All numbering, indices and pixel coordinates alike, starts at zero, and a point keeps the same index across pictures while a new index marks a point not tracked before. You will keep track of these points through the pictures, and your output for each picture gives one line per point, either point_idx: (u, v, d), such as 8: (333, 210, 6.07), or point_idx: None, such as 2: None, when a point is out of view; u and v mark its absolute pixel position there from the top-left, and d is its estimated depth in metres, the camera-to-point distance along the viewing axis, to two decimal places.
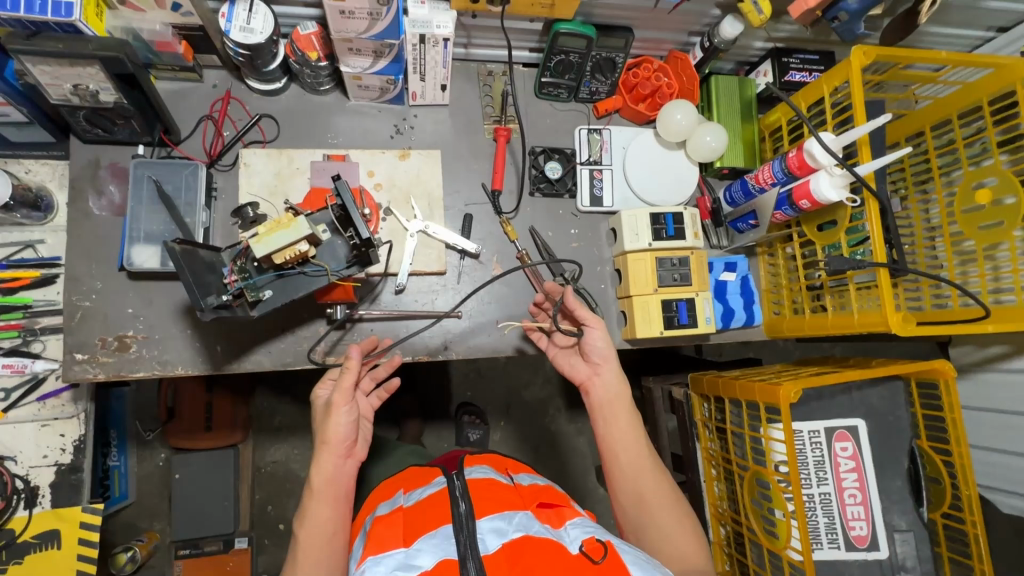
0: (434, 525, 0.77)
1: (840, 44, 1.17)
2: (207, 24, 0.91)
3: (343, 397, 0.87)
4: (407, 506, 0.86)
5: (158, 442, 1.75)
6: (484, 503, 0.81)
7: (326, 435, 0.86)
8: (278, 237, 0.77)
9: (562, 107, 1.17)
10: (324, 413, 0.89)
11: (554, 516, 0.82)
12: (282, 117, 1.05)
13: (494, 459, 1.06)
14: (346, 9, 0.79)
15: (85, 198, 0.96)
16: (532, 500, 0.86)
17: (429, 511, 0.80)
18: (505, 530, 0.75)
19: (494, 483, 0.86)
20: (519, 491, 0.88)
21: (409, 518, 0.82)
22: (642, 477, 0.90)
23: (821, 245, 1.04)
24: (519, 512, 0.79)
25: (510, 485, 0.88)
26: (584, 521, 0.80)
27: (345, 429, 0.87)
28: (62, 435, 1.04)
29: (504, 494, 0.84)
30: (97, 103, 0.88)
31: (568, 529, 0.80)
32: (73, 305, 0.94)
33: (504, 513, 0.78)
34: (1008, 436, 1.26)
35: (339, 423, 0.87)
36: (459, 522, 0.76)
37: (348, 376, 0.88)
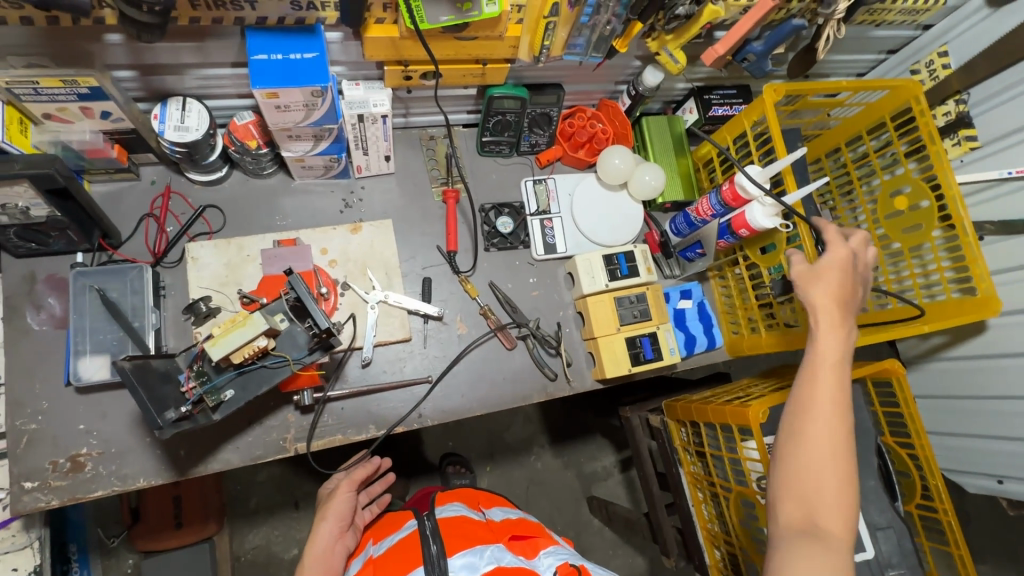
0: (405, 570, 0.82)
1: (754, 78, 1.26)
2: (139, 126, 0.90)
3: (349, 484, 1.05)
4: (378, 556, 0.89)
5: (123, 548, 1.64)
6: (454, 540, 0.86)
7: (326, 512, 1.00)
8: (234, 337, 0.76)
9: (506, 161, 1.21)
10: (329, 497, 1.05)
11: (527, 547, 0.89)
12: (227, 206, 1.04)
13: (466, 492, 1.10)
14: (281, 104, 0.80)
15: (23, 314, 0.92)
16: (502, 534, 0.92)
17: (399, 555, 0.84)
18: (476, 565, 0.82)
19: (464, 521, 0.91)
20: (488, 525, 0.94)
21: (380, 565, 0.86)
22: (809, 428, 0.75)
23: (766, 266, 1.10)
24: (489, 545, 0.85)
25: (478, 520, 0.94)
26: (555, 549, 0.89)
27: (347, 503, 1.02)
28: (14, 570, 0.97)
29: (474, 530, 0.90)
30: (28, 219, 0.85)
31: (539, 558, 0.87)
32: (17, 430, 0.88)
33: (472, 546, 0.85)
34: (962, 420, 1.34)
35: (341, 502, 1.02)
36: (431, 562, 0.81)
37: (358, 471, 1.08)
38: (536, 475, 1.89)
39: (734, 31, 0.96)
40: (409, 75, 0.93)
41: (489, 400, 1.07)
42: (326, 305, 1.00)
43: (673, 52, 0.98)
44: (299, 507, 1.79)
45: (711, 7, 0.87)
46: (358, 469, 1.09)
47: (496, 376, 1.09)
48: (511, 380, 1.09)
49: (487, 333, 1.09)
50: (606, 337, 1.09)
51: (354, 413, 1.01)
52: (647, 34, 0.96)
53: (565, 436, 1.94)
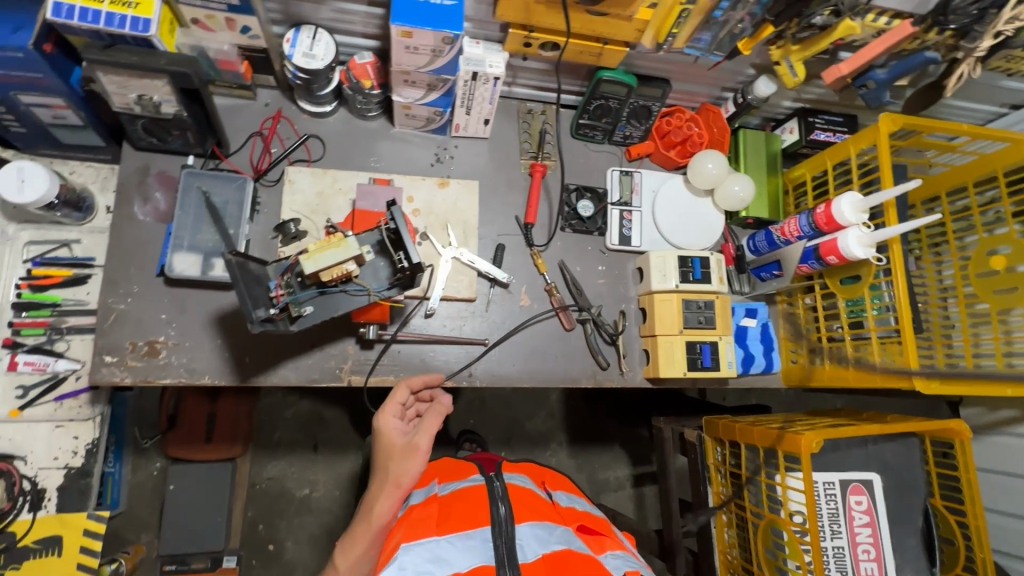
0: (472, 524, 0.85)
1: (863, 109, 1.22)
2: (271, 47, 0.95)
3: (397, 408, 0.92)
4: (443, 497, 0.93)
5: (154, 450, 1.71)
6: (523, 510, 0.90)
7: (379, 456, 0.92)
8: (327, 255, 0.79)
9: (596, 148, 1.21)
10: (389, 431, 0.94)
11: (594, 543, 0.91)
12: (329, 139, 1.08)
13: (529, 467, 1.12)
14: (411, 45, 0.84)
15: (131, 203, 0.98)
16: (571, 521, 0.95)
17: (468, 506, 0.89)
18: (545, 538, 0.84)
19: (531, 496, 0.94)
20: (560, 510, 0.97)
21: (446, 508, 0.90)
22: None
23: (843, 299, 1.08)
24: (558, 526, 0.88)
25: (548, 501, 0.97)
26: (624, 554, 0.87)
27: (408, 441, 0.90)
28: (75, 438, 1.03)
29: (543, 508, 0.93)
30: (157, 114, 0.91)
31: (605, 556, 0.87)
32: (108, 307, 0.94)
33: (544, 523, 0.88)
34: (1018, 500, 1.27)
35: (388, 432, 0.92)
36: (499, 525, 0.84)
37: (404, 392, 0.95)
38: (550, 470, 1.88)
39: (862, 54, 0.94)
40: (530, 42, 0.94)
41: (539, 375, 1.08)
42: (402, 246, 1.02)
43: (794, 64, 0.97)
44: (318, 450, 1.84)
45: (848, 21, 0.87)
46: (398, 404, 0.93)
47: (549, 354, 1.09)
48: (563, 360, 1.10)
49: (549, 311, 1.10)
50: (668, 338, 1.08)
51: (409, 358, 1.03)
52: (772, 41, 0.96)
53: (584, 437, 1.93)
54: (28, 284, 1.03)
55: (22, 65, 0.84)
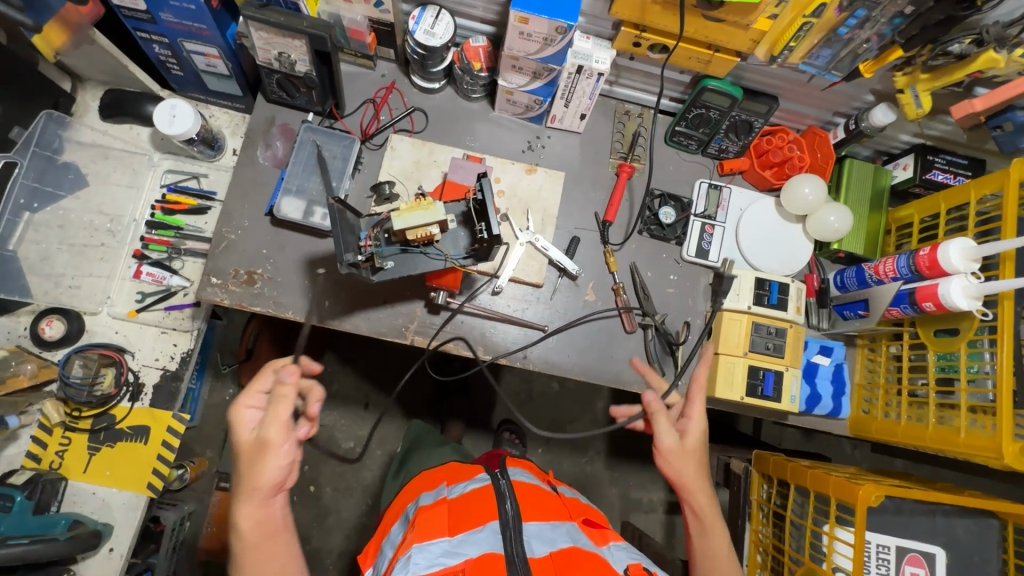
0: (482, 521, 0.88)
1: (994, 154, 1.12)
2: (397, 23, 1.02)
3: (280, 433, 0.81)
4: (451, 498, 0.96)
5: (229, 377, 1.89)
6: (529, 507, 0.93)
7: (257, 482, 0.82)
8: (416, 216, 0.84)
9: (687, 157, 1.20)
10: (252, 451, 0.82)
11: (598, 535, 0.93)
12: (432, 114, 1.15)
13: (530, 465, 1.17)
14: (526, 31, 0.88)
15: (255, 147, 1.10)
16: (576, 514, 0.98)
17: (476, 506, 0.91)
18: (551, 537, 0.87)
19: (537, 492, 0.98)
20: (565, 505, 0.99)
21: (454, 508, 0.92)
22: (706, 528, 0.95)
23: (933, 352, 1.00)
24: (565, 523, 0.91)
25: (554, 496, 1.01)
26: (627, 546, 0.91)
27: (260, 435, 0.82)
28: (175, 345, 1.17)
29: (549, 504, 0.96)
30: (291, 71, 1.01)
31: (610, 547, 0.90)
32: (221, 235, 1.06)
33: (551, 520, 0.91)
34: None
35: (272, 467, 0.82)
36: (507, 520, 0.87)
37: (282, 409, 0.81)
38: (583, 477, 1.87)
39: (1002, 91, 0.87)
40: (640, 42, 0.96)
41: (591, 370, 1.09)
42: (366, 240, 0.89)
43: (920, 94, 0.91)
44: (368, 408, 1.91)
45: (993, 53, 0.80)
46: (273, 403, 0.82)
47: (605, 352, 1.10)
48: (619, 361, 1.10)
49: (613, 310, 1.10)
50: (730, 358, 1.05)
51: (470, 330, 1.08)
52: (899, 67, 0.91)
53: (624, 452, 1.91)
54: (161, 206, 1.19)
55: (192, 15, 0.97)
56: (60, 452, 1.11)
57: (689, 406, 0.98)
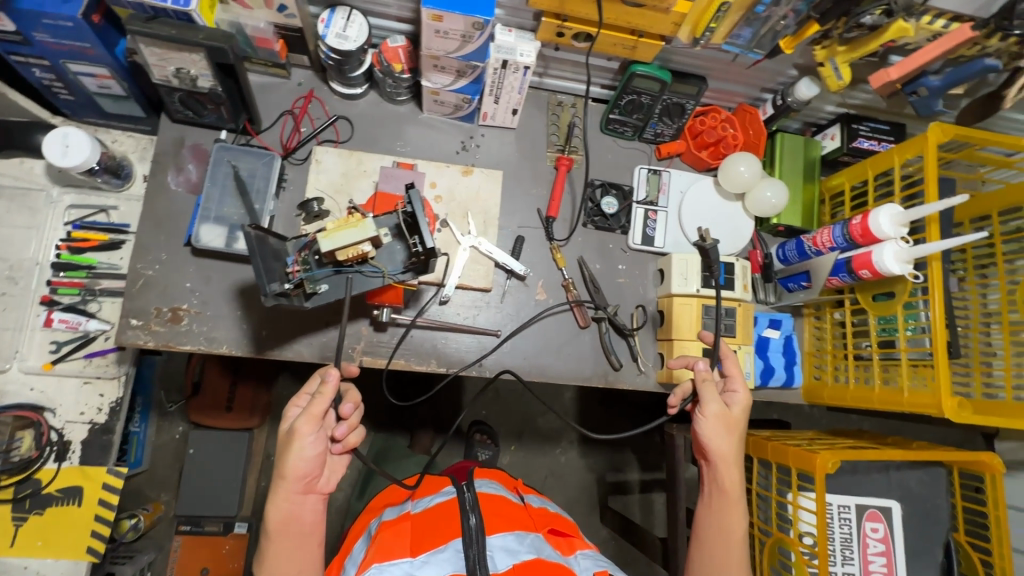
0: (444, 540, 0.86)
1: (912, 118, 1.16)
2: (305, 27, 0.95)
3: (311, 425, 0.78)
4: (415, 513, 0.93)
5: (178, 414, 1.77)
6: (493, 519, 0.90)
7: (285, 469, 0.78)
8: (345, 235, 0.78)
9: (625, 144, 1.18)
10: (286, 440, 0.80)
11: (564, 544, 0.93)
12: (357, 121, 1.09)
13: (499, 475, 1.16)
14: (441, 29, 0.84)
15: (165, 172, 1.01)
16: (542, 524, 0.97)
17: (440, 523, 0.89)
18: (515, 549, 0.85)
19: (502, 501, 0.96)
20: (531, 515, 0.98)
21: (418, 525, 0.90)
22: (726, 502, 0.92)
23: (873, 316, 1.04)
24: (529, 534, 0.89)
25: (520, 506, 0.99)
26: (593, 553, 0.92)
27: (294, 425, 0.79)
28: (101, 395, 1.08)
29: (515, 515, 0.94)
30: (194, 88, 0.93)
31: (576, 557, 0.91)
32: (136, 273, 0.97)
33: (515, 531, 0.89)
34: None
35: (302, 453, 0.78)
36: (470, 535, 0.84)
37: (319, 403, 0.78)
38: (558, 470, 1.87)
39: (914, 57, 0.89)
40: (563, 32, 0.93)
41: (548, 370, 1.07)
42: (296, 266, 0.82)
43: (839, 66, 0.93)
44: None
45: (902, 22, 0.82)
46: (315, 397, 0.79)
47: (561, 350, 1.08)
48: (576, 358, 1.09)
49: (564, 305, 1.08)
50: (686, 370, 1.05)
51: (421, 343, 1.04)
52: (817, 40, 0.91)
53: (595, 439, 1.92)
54: (67, 246, 1.08)
55: (72, 34, 0.87)
56: None
57: (732, 380, 0.95)
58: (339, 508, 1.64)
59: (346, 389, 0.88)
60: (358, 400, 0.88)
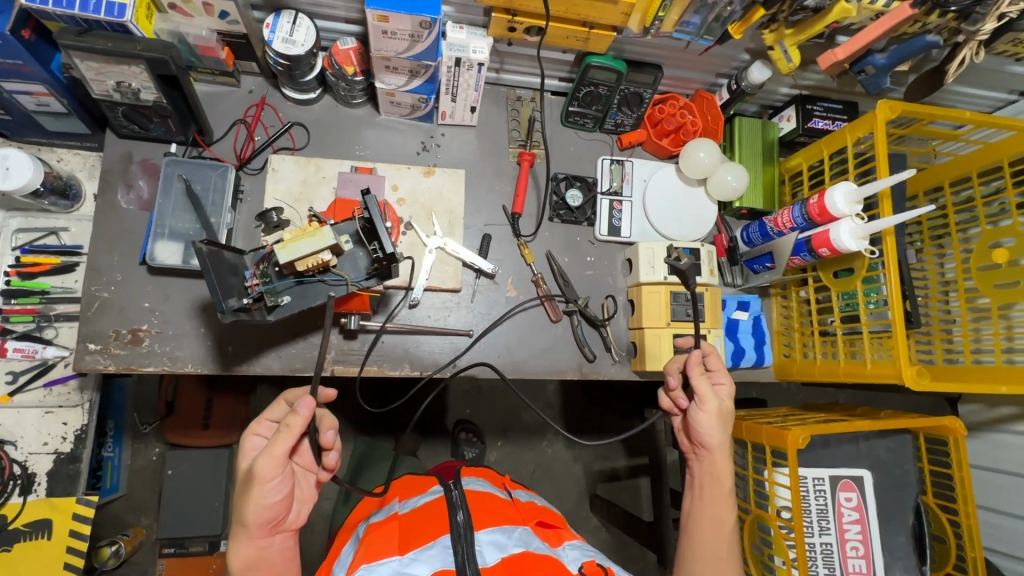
0: (432, 537, 0.86)
1: (863, 96, 1.19)
2: (250, 33, 0.93)
3: (273, 467, 0.74)
4: (403, 514, 0.93)
5: (153, 436, 1.73)
6: (480, 515, 0.90)
7: (246, 515, 0.76)
8: (302, 245, 0.77)
9: (587, 136, 1.19)
10: (246, 483, 0.76)
11: (552, 536, 0.94)
12: (313, 126, 1.07)
13: (487, 472, 1.16)
14: (388, 29, 0.82)
15: (114, 190, 0.98)
16: (530, 518, 0.97)
17: (429, 521, 0.89)
18: (503, 543, 0.85)
19: (490, 498, 0.97)
20: (518, 510, 0.98)
21: (407, 524, 0.90)
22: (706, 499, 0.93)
23: (836, 292, 1.06)
24: (518, 528, 0.90)
25: (507, 501, 1.00)
26: (580, 544, 0.93)
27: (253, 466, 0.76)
28: (64, 424, 1.04)
29: (503, 511, 0.94)
30: (137, 101, 0.90)
31: (564, 548, 0.92)
32: (91, 295, 0.94)
33: (503, 526, 0.89)
34: (1002, 496, 1.38)
35: (261, 498, 0.75)
36: (458, 531, 0.84)
37: (280, 442, 0.74)
38: (545, 462, 1.88)
39: (860, 37, 0.90)
40: (514, 27, 0.92)
41: (523, 366, 1.07)
42: (254, 280, 0.80)
43: (788, 49, 0.94)
44: None
45: (843, 4, 0.84)
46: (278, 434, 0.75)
47: (535, 345, 1.08)
48: (550, 352, 1.09)
49: (535, 300, 1.09)
50: (657, 362, 1.05)
51: (393, 348, 1.03)
52: (765, 24, 0.93)
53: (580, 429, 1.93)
54: (17, 271, 1.04)
55: (1, 51, 0.83)
56: None
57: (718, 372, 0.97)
58: (325, 517, 1.62)
59: (318, 417, 0.86)
60: (332, 424, 0.86)
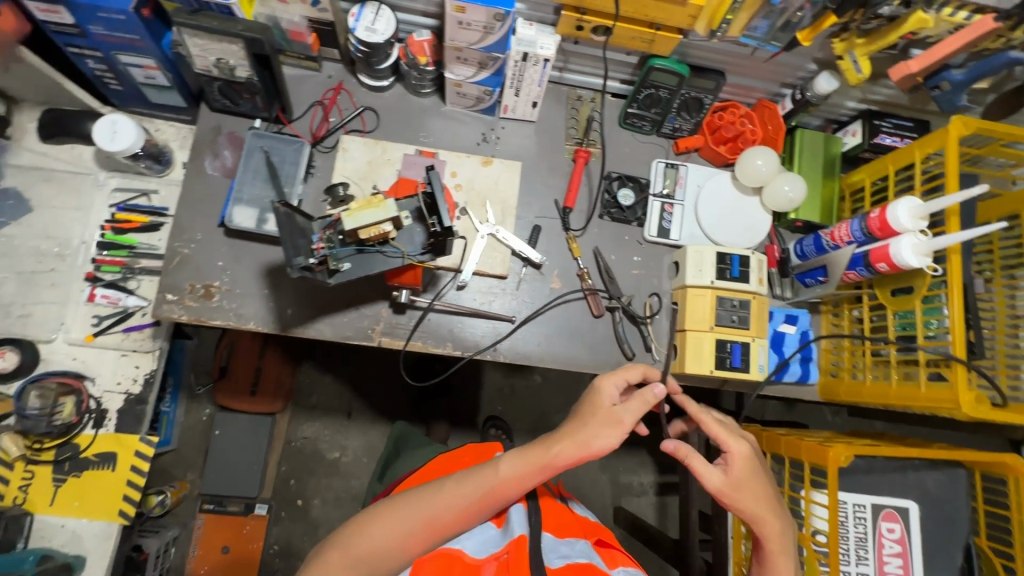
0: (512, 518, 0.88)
1: (936, 115, 1.15)
2: (337, 21, 1.00)
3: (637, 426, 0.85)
4: None
5: (206, 397, 1.84)
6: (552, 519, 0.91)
7: (592, 438, 0.84)
8: (367, 215, 0.82)
9: (643, 139, 1.20)
10: (603, 415, 0.85)
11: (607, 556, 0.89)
12: (383, 112, 1.13)
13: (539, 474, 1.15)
14: (464, 20, 0.88)
15: (203, 158, 1.07)
16: (590, 533, 0.93)
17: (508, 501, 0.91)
18: (565, 551, 0.83)
19: (561, 506, 0.97)
20: (580, 522, 0.96)
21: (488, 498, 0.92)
22: (771, 556, 0.86)
23: (892, 311, 1.02)
24: (581, 540, 0.88)
25: (569, 511, 0.98)
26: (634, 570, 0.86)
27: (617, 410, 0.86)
28: (136, 367, 1.14)
29: (568, 519, 0.93)
30: (232, 77, 0.99)
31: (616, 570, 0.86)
32: (173, 250, 1.03)
33: (564, 538, 0.88)
34: None
35: (606, 439, 0.84)
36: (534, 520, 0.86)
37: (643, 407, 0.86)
38: (571, 467, 1.87)
39: (935, 50, 0.89)
40: (582, 25, 0.95)
41: (561, 356, 1.09)
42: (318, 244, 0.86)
43: (858, 59, 0.93)
44: (351, 417, 1.88)
45: (921, 14, 0.83)
46: (633, 397, 0.87)
47: (574, 337, 1.10)
48: (589, 346, 1.10)
49: (578, 293, 1.11)
50: (696, 366, 1.05)
51: (439, 326, 1.07)
52: (836, 33, 0.92)
53: None
54: (112, 226, 1.16)
55: (124, 26, 0.94)
56: (23, 486, 1.07)
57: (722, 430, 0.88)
58: None
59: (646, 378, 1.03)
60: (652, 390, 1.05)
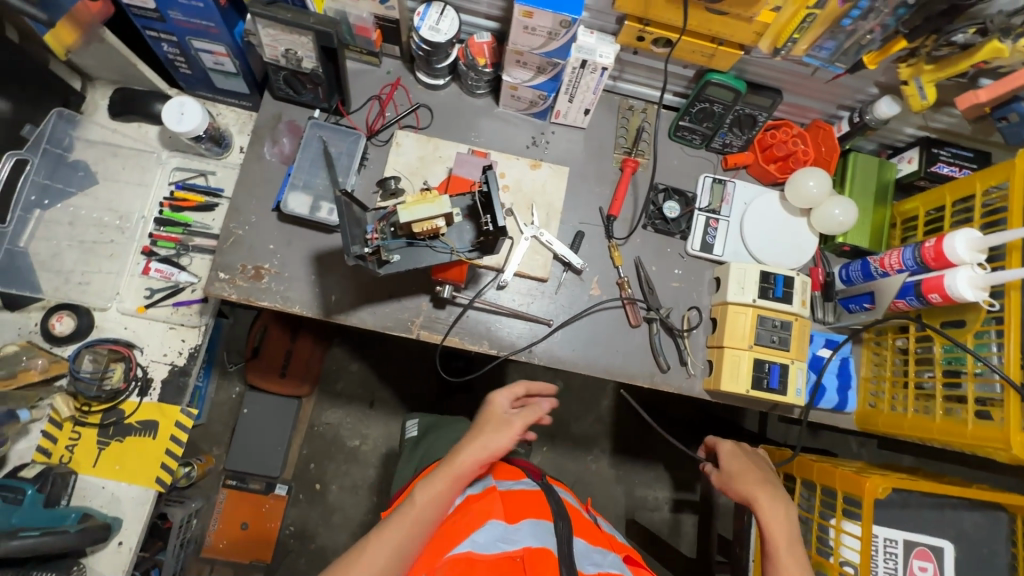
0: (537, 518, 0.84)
1: (998, 147, 1.13)
2: (402, 19, 1.03)
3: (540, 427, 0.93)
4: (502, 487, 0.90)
5: (237, 375, 1.89)
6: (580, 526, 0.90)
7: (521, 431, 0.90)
8: (422, 209, 0.84)
9: (692, 152, 1.20)
10: (526, 417, 0.93)
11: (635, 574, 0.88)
12: (437, 110, 1.16)
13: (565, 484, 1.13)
14: (530, 25, 0.90)
15: (262, 143, 1.11)
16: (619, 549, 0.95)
17: (531, 503, 0.87)
18: (599, 561, 0.83)
19: (585, 519, 0.95)
20: (607, 537, 0.96)
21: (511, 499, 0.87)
22: (775, 544, 0.89)
23: (940, 344, 1.00)
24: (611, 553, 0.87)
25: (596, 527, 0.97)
26: None
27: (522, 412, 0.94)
28: (182, 341, 1.18)
29: (596, 532, 0.93)
30: (298, 68, 1.02)
31: None
32: (229, 231, 1.07)
33: (596, 546, 0.87)
34: None
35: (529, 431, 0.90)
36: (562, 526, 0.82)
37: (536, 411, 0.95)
38: (588, 476, 1.86)
39: (1007, 80, 0.87)
40: (643, 36, 0.96)
41: (596, 363, 1.09)
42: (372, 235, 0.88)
43: (923, 86, 0.92)
44: (373, 407, 1.90)
45: (997, 43, 0.81)
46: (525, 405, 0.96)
47: (609, 346, 1.10)
48: (624, 355, 1.10)
49: (616, 301, 1.11)
50: (732, 384, 1.04)
51: (477, 324, 1.08)
52: (903, 58, 0.91)
53: (629, 451, 1.89)
54: (170, 204, 1.20)
55: (201, 13, 0.98)
56: (69, 446, 1.12)
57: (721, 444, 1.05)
58: None
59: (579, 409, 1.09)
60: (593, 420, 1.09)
